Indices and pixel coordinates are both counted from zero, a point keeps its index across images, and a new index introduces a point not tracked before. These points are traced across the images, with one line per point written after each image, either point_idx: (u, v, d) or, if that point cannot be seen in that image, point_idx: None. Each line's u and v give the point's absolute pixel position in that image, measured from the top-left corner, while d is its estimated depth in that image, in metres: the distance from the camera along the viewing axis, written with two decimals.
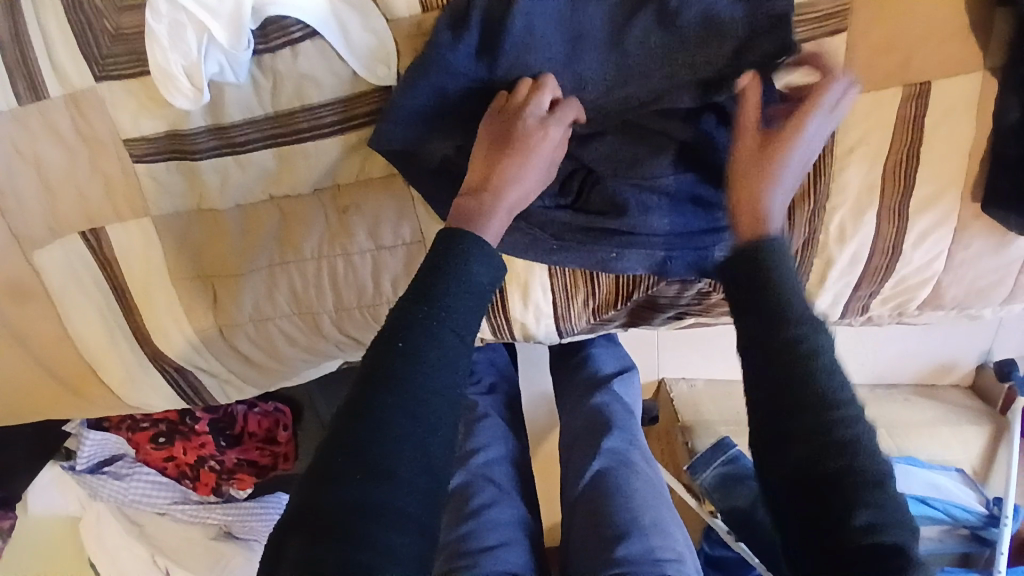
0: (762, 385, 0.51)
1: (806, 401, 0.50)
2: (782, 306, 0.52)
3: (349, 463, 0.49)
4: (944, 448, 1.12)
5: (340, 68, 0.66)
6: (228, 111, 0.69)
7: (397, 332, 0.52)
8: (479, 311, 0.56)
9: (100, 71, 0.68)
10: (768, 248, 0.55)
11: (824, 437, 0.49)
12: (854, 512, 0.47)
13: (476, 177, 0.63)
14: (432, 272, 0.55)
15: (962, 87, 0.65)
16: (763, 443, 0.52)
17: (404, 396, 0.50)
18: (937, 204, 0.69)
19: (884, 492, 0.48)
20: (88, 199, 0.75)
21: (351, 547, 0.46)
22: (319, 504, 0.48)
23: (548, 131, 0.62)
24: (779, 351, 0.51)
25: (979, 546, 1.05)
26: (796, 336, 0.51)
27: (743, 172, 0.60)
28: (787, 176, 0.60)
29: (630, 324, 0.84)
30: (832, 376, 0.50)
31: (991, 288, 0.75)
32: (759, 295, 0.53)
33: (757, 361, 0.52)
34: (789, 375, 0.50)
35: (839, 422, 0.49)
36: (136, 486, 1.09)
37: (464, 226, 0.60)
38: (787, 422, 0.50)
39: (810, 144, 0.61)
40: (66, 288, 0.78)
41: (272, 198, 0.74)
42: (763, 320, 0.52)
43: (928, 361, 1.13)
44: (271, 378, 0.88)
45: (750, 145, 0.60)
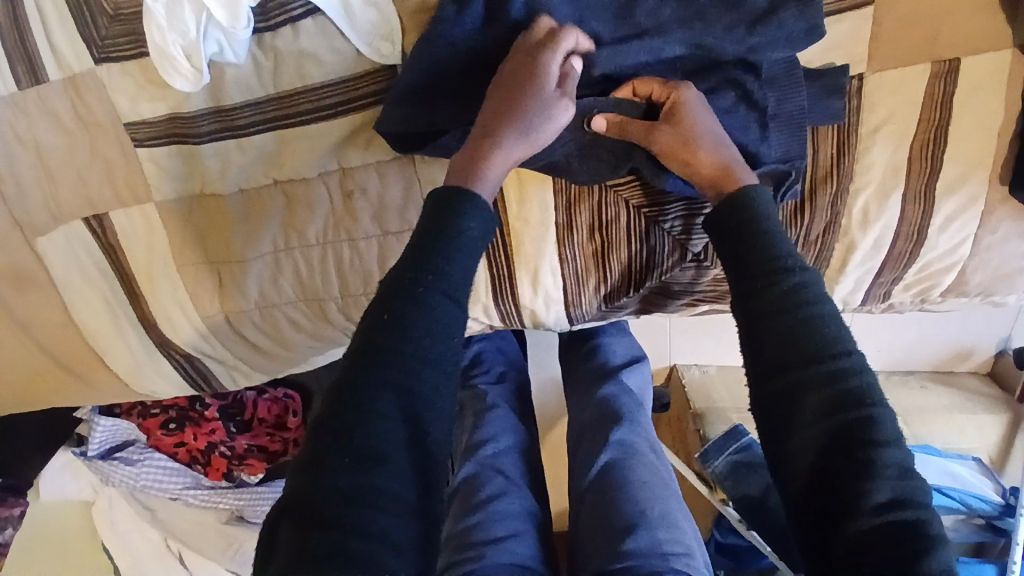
0: (762, 345, 0.53)
1: (807, 349, 0.51)
2: (764, 246, 0.56)
3: (338, 447, 0.47)
4: (960, 434, 1.09)
5: (343, 46, 0.64)
6: (228, 92, 0.67)
7: (385, 305, 0.52)
8: (469, 279, 0.55)
9: (98, 53, 0.67)
10: (750, 198, 0.58)
11: (829, 394, 0.50)
12: (866, 472, 0.47)
13: (474, 129, 0.60)
14: (421, 242, 0.54)
15: (991, 63, 0.62)
16: (769, 391, 0.52)
17: (392, 373, 0.50)
18: (964, 186, 0.66)
19: (900, 451, 0.48)
20: (90, 185, 0.73)
21: (342, 534, 0.45)
22: (308, 490, 0.47)
23: (539, 65, 0.58)
24: (777, 308, 0.53)
25: (994, 535, 1.04)
26: (790, 290, 0.53)
27: (670, 147, 0.61)
28: (715, 128, 0.62)
29: (642, 311, 0.82)
30: (835, 329, 0.52)
31: (1018, 273, 0.72)
32: (743, 241, 0.57)
33: (752, 322, 0.54)
34: (791, 317, 0.53)
35: (844, 378, 0.50)
36: (147, 471, 1.07)
37: (460, 182, 0.57)
38: (790, 380, 0.51)
39: (705, 111, 0.61)
40: (69, 275, 0.78)
41: (274, 182, 0.72)
42: (754, 274, 0.55)
43: (945, 347, 1.10)
44: (278, 364, 0.87)
45: (662, 131, 0.61)
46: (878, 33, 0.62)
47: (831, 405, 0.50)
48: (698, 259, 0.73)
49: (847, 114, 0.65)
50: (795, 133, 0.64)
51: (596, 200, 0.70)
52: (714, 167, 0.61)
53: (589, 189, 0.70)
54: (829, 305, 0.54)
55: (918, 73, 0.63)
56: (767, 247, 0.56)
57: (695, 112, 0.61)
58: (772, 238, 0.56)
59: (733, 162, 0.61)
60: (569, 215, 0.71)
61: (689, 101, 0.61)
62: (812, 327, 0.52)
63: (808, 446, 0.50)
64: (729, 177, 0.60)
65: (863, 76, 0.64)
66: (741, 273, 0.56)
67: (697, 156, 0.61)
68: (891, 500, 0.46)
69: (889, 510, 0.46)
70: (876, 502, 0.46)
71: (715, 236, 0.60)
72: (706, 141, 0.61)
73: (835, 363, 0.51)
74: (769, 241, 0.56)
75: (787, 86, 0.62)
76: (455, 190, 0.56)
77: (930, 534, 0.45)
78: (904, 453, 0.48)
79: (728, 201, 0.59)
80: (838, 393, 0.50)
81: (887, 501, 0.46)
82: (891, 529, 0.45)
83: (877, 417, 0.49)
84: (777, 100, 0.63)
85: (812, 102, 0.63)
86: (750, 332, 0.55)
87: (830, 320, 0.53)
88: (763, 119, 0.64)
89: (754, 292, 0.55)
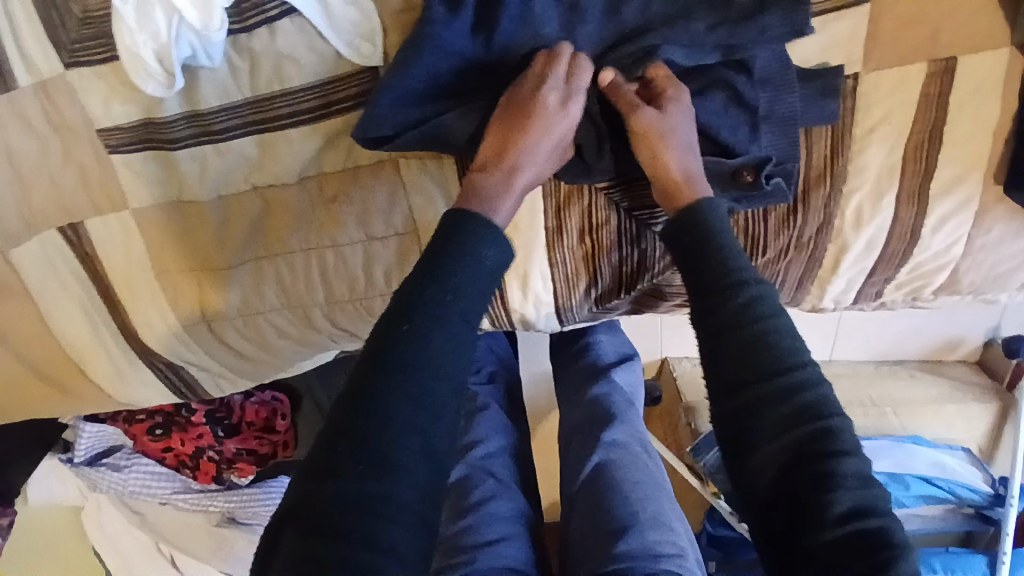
0: (721, 361, 0.54)
1: (764, 364, 0.52)
2: (719, 258, 0.56)
3: (349, 455, 0.47)
4: (946, 425, 1.11)
5: (322, 46, 0.61)
6: (203, 95, 0.65)
7: (403, 314, 0.51)
8: (487, 294, 0.55)
9: (69, 58, 0.64)
10: (707, 210, 0.58)
11: (786, 408, 0.51)
12: (828, 482, 0.48)
13: (496, 128, 0.59)
14: (438, 254, 0.54)
15: (987, 62, 0.61)
16: (730, 408, 0.53)
17: (409, 383, 0.49)
18: (959, 187, 0.65)
19: (857, 460, 0.50)
20: (63, 192, 0.71)
21: (349, 545, 0.45)
22: (318, 498, 0.47)
23: (567, 109, 0.58)
24: (734, 324, 0.54)
25: (983, 523, 1.07)
26: (747, 305, 0.54)
27: (646, 130, 0.58)
28: (692, 137, 0.60)
29: (633, 311, 0.80)
30: (789, 342, 0.53)
31: (1010, 273, 0.71)
32: (699, 255, 0.56)
33: (711, 339, 0.55)
34: (747, 333, 0.53)
35: (800, 391, 0.52)
36: (135, 477, 1.06)
37: (470, 208, 0.57)
38: (748, 396, 0.52)
39: (687, 105, 0.60)
40: (45, 285, 0.75)
41: (254, 187, 0.69)
42: (710, 290, 0.55)
43: (936, 338, 1.09)
44: (265, 370, 0.85)
45: (646, 112, 0.58)
46: (875, 32, 0.61)
47: (789, 419, 0.51)
48: None
49: (842, 115, 0.64)
50: (788, 133, 0.62)
51: (588, 204, 0.69)
52: (676, 172, 0.59)
53: (578, 190, 0.68)
54: (782, 316, 0.55)
55: (914, 73, 0.62)
56: (723, 260, 0.56)
57: (681, 110, 0.59)
58: (728, 249, 0.56)
59: (694, 174, 0.60)
60: (559, 219, 0.69)
61: (677, 99, 0.59)
62: (768, 341, 0.53)
63: (768, 461, 0.51)
64: (684, 187, 0.59)
65: (858, 76, 0.63)
66: (700, 288, 0.56)
67: (663, 155, 0.59)
68: (852, 509, 0.48)
69: (851, 520, 0.47)
70: (839, 512, 0.48)
71: (671, 249, 0.59)
72: (679, 142, 0.59)
73: (792, 376, 0.52)
74: (725, 254, 0.56)
75: (781, 87, 0.61)
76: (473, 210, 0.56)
77: (892, 542, 0.47)
78: (860, 460, 0.50)
79: (683, 214, 0.58)
80: (796, 407, 0.51)
81: (849, 510, 0.48)
82: (855, 538, 0.47)
83: (832, 426, 0.51)
84: (769, 100, 0.61)
85: (806, 104, 0.62)
86: (709, 349, 0.55)
87: (784, 332, 0.54)
88: (754, 121, 0.62)
89: (711, 308, 0.55)
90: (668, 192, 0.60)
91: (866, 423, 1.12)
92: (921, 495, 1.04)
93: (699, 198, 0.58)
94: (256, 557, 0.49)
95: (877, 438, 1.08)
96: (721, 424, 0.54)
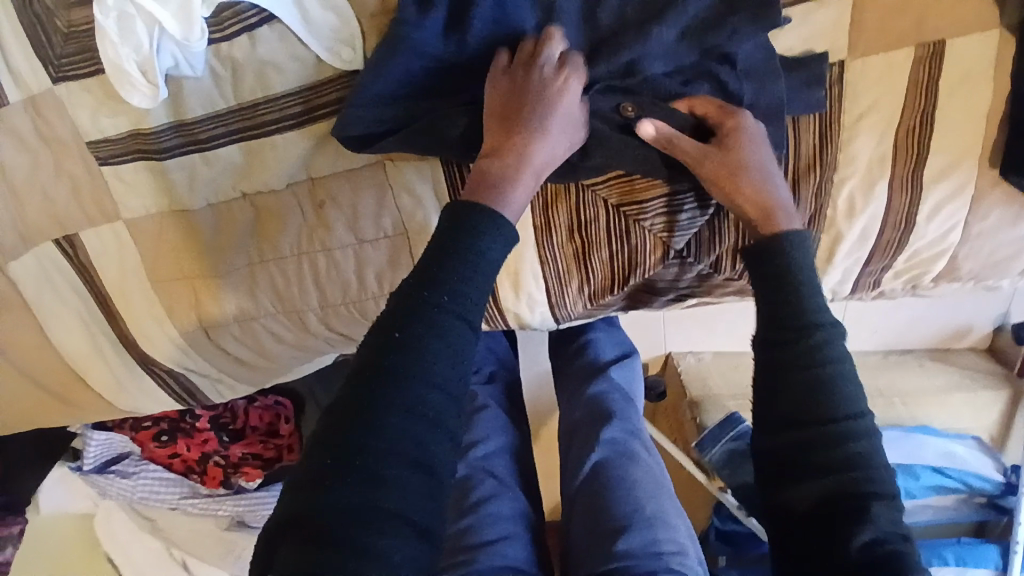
0: (776, 394, 0.54)
1: (820, 402, 0.52)
2: (792, 296, 0.55)
3: (339, 465, 0.48)
4: (955, 418, 1.09)
5: (302, 53, 0.61)
6: (189, 105, 0.65)
7: (394, 323, 0.51)
8: (484, 297, 0.54)
9: (57, 72, 0.65)
10: (785, 246, 0.57)
11: (835, 449, 0.51)
12: (859, 520, 0.48)
13: (496, 125, 0.58)
14: (433, 258, 0.53)
15: (977, 44, 0.60)
16: (778, 439, 0.53)
17: (400, 391, 0.50)
18: (954, 173, 0.64)
19: (896, 507, 0.49)
20: (57, 205, 0.72)
21: (343, 555, 0.45)
22: (312, 506, 0.47)
23: (565, 90, 0.57)
24: (797, 360, 0.53)
25: (996, 513, 1.04)
26: (814, 345, 0.53)
27: (717, 171, 0.59)
28: (769, 166, 0.60)
29: (630, 307, 0.79)
30: (851, 388, 0.53)
31: (1010, 260, 0.70)
32: (774, 289, 0.56)
33: (769, 369, 0.55)
34: (810, 371, 0.53)
35: (853, 436, 0.51)
36: (143, 483, 1.08)
37: (476, 199, 0.55)
38: (798, 431, 0.52)
39: (756, 133, 0.60)
40: (44, 296, 0.77)
41: (243, 195, 0.70)
42: (778, 325, 0.55)
43: (944, 326, 1.08)
44: (264, 375, 0.86)
45: (712, 153, 0.59)
46: (860, 18, 0.60)
47: (839, 461, 0.50)
48: (682, 255, 0.70)
49: (829, 103, 0.63)
50: (773, 124, 0.61)
51: (574, 200, 0.68)
52: (758, 202, 0.59)
53: (565, 188, 0.68)
54: (850, 362, 0.54)
55: (903, 58, 0.61)
56: (798, 299, 0.55)
57: (749, 141, 0.59)
58: (805, 290, 0.55)
59: (776, 202, 0.59)
60: (547, 217, 0.69)
61: (744, 130, 0.59)
62: (829, 384, 0.52)
63: (807, 495, 0.51)
64: (769, 218, 0.59)
65: (844, 63, 0.62)
66: (767, 320, 0.56)
67: (739, 189, 0.59)
68: (878, 544, 0.48)
69: (877, 553, 0.47)
70: (864, 544, 0.47)
71: (751, 281, 0.59)
72: (758, 171, 0.59)
73: (849, 422, 0.51)
74: (800, 292, 0.55)
75: (765, 76, 0.60)
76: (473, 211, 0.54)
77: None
78: (896, 508, 0.50)
79: (767, 246, 0.57)
80: (849, 452, 0.51)
81: (873, 544, 0.47)
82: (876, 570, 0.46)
83: (876, 475, 0.51)
84: (754, 90, 0.60)
85: (791, 93, 0.61)
86: (767, 381, 0.55)
87: (849, 378, 0.53)
88: (739, 111, 0.61)
89: (777, 342, 0.55)
90: (760, 223, 0.59)
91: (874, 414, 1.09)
92: (932, 486, 1.02)
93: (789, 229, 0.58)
94: (253, 560, 0.50)
95: (886, 429, 1.06)
96: (764, 455, 0.54)
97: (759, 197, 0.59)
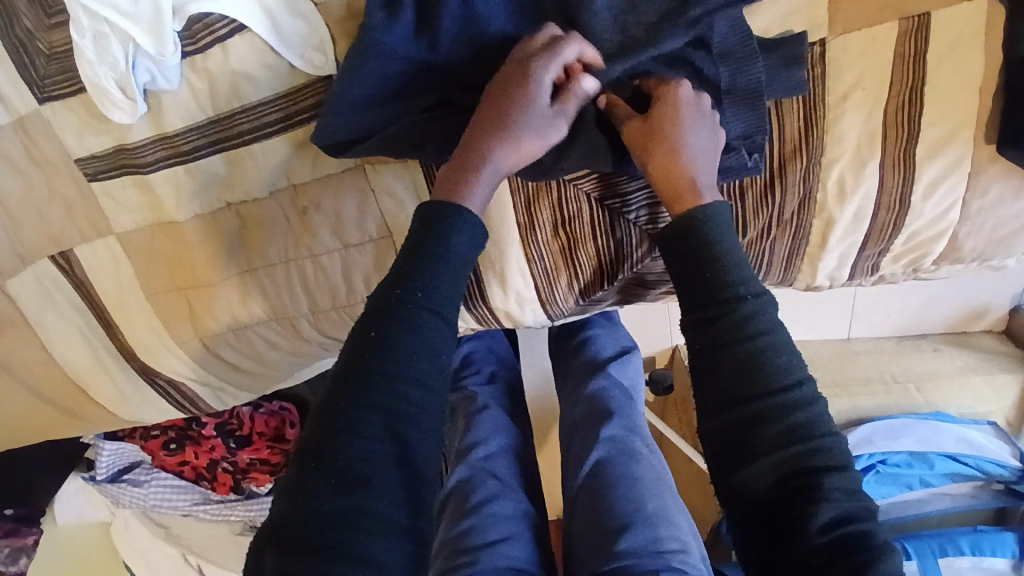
0: (714, 375, 0.54)
1: (757, 379, 0.53)
2: (720, 271, 0.55)
3: (323, 469, 0.48)
4: (975, 398, 1.05)
5: (277, 61, 0.62)
6: (168, 118, 0.66)
7: (372, 322, 0.52)
8: (461, 288, 0.55)
9: (41, 93, 0.67)
10: (707, 219, 0.56)
11: (780, 425, 0.52)
12: (814, 497, 0.50)
13: (478, 112, 0.58)
14: (413, 256, 0.53)
15: (962, 16, 0.59)
16: (722, 420, 0.54)
17: (376, 391, 0.50)
18: (948, 148, 0.62)
19: (845, 473, 0.52)
20: (50, 223, 0.73)
21: (329, 558, 0.45)
22: (298, 513, 0.47)
23: (532, 79, 0.55)
24: (729, 339, 0.54)
25: (1015, 499, 1.02)
26: (744, 321, 0.54)
27: (637, 138, 0.59)
28: (698, 139, 0.58)
29: (623, 302, 0.79)
30: (784, 358, 0.54)
31: (1016, 235, 0.67)
32: (698, 267, 0.56)
33: (705, 350, 0.55)
34: (743, 348, 0.53)
35: (794, 408, 0.52)
36: (155, 491, 1.09)
37: (435, 193, 0.57)
38: (742, 411, 0.53)
39: (692, 107, 0.58)
40: (43, 313, 0.78)
41: (228, 205, 0.71)
42: (708, 303, 0.55)
43: (959, 306, 1.04)
44: (264, 382, 0.86)
45: (634, 121, 0.59)
46: None
47: (781, 437, 0.52)
48: None
49: (811, 84, 0.61)
50: (753, 108, 0.60)
51: (555, 195, 0.68)
52: (674, 175, 0.58)
53: (547, 185, 0.67)
54: (779, 330, 0.55)
55: (885, 34, 0.60)
56: (724, 273, 0.55)
57: (676, 110, 0.58)
58: (730, 263, 0.55)
59: (697, 177, 0.58)
60: (530, 214, 0.68)
61: (673, 100, 0.58)
62: (763, 358, 0.53)
63: (760, 475, 0.52)
64: (682, 194, 0.58)
65: (825, 42, 0.61)
66: (697, 299, 0.56)
67: (653, 161, 0.58)
68: (836, 520, 0.50)
69: (834, 529, 0.49)
70: (822, 523, 0.49)
71: (672, 261, 0.58)
72: (685, 143, 0.57)
73: (787, 395, 0.53)
74: (725, 266, 0.55)
75: (742, 59, 0.59)
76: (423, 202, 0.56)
77: (872, 545, 0.48)
78: (848, 475, 0.52)
79: (686, 222, 0.57)
80: (789, 425, 0.52)
81: (832, 520, 0.50)
82: (836, 545, 0.48)
83: (822, 445, 0.52)
84: (731, 73, 0.60)
85: (769, 76, 0.60)
86: (702, 361, 0.56)
87: (781, 347, 0.54)
88: (717, 99, 0.61)
89: (709, 321, 0.55)
90: (673, 196, 0.58)
91: (887, 399, 1.05)
92: (947, 473, 1.00)
93: (701, 206, 0.57)
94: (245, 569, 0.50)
95: (899, 416, 1.03)
96: (710, 438, 0.55)
97: (676, 169, 0.58)
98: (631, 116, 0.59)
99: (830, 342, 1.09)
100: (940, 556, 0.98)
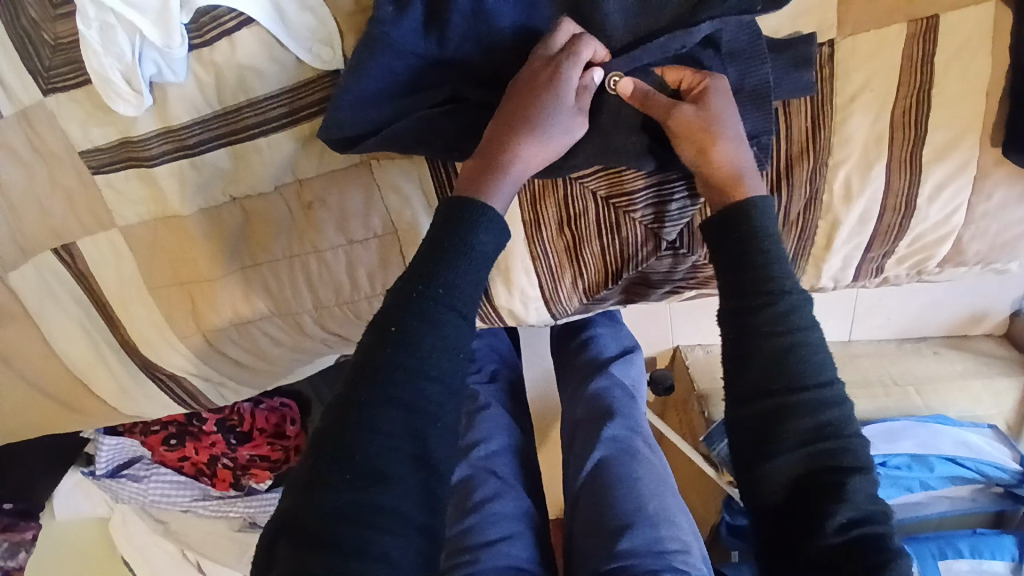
0: (747, 366, 0.54)
1: (789, 374, 0.53)
2: (761, 264, 0.55)
3: (339, 465, 0.48)
4: (974, 403, 1.04)
5: (284, 55, 0.62)
6: (174, 111, 0.65)
7: (391, 317, 0.51)
8: (481, 290, 0.54)
9: (46, 85, 0.66)
10: (754, 212, 0.56)
11: (808, 422, 0.52)
12: (835, 496, 0.50)
13: (501, 107, 0.57)
14: (433, 253, 0.53)
15: (971, 18, 0.59)
16: (749, 412, 0.54)
17: (399, 387, 0.49)
18: (954, 151, 0.62)
19: (867, 475, 0.52)
20: (53, 216, 0.73)
21: (341, 554, 0.45)
22: (309, 509, 0.47)
23: (560, 75, 0.55)
24: (766, 332, 0.54)
25: (1013, 503, 1.02)
26: (783, 314, 0.54)
27: (689, 129, 0.56)
28: (738, 128, 0.58)
29: (627, 301, 0.79)
30: (819, 357, 0.54)
31: (1020, 240, 0.67)
32: (740, 257, 0.55)
33: (738, 341, 0.55)
34: (779, 342, 0.53)
35: (822, 407, 0.53)
36: (155, 487, 1.09)
37: (475, 193, 0.55)
38: (772, 405, 0.53)
39: (728, 96, 0.58)
40: (44, 305, 0.78)
41: (233, 199, 0.70)
42: (746, 293, 0.55)
43: (960, 309, 1.04)
44: (266, 378, 0.86)
45: (685, 110, 0.56)
46: None
47: (808, 433, 0.52)
48: (674, 247, 0.69)
49: (819, 85, 0.61)
50: (761, 108, 0.60)
51: (562, 192, 0.67)
52: (725, 166, 0.57)
53: (553, 183, 0.67)
54: (815, 330, 0.55)
55: (894, 35, 0.60)
56: (767, 266, 0.55)
57: (724, 100, 0.57)
58: (774, 257, 0.55)
59: (747, 168, 0.57)
60: (536, 211, 0.68)
61: (718, 90, 0.57)
62: (797, 354, 0.53)
63: (782, 469, 0.53)
64: (737, 185, 0.57)
65: (834, 42, 0.61)
66: (733, 290, 0.56)
67: (710, 149, 0.57)
68: (854, 519, 0.50)
69: (851, 529, 0.50)
70: (840, 522, 0.50)
71: (712, 248, 0.58)
72: (729, 133, 0.57)
73: (818, 392, 0.53)
74: (768, 259, 0.55)
75: (751, 59, 0.59)
76: (467, 201, 0.54)
77: (887, 548, 0.49)
78: (868, 477, 0.52)
79: (730, 214, 0.56)
80: (816, 422, 0.52)
81: (849, 520, 0.50)
82: (850, 544, 0.49)
83: (847, 445, 0.53)
84: (739, 73, 0.60)
85: (777, 75, 0.60)
86: (734, 352, 0.55)
87: (815, 346, 0.54)
88: None
89: (745, 312, 0.55)
90: (724, 187, 0.57)
91: (887, 402, 1.06)
92: (946, 476, 0.99)
93: (749, 198, 0.56)
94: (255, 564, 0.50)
95: (899, 419, 1.03)
96: (736, 426, 0.55)
97: (725, 161, 0.57)
98: (677, 104, 0.56)
99: (830, 344, 1.09)
100: (939, 558, 0.98)
